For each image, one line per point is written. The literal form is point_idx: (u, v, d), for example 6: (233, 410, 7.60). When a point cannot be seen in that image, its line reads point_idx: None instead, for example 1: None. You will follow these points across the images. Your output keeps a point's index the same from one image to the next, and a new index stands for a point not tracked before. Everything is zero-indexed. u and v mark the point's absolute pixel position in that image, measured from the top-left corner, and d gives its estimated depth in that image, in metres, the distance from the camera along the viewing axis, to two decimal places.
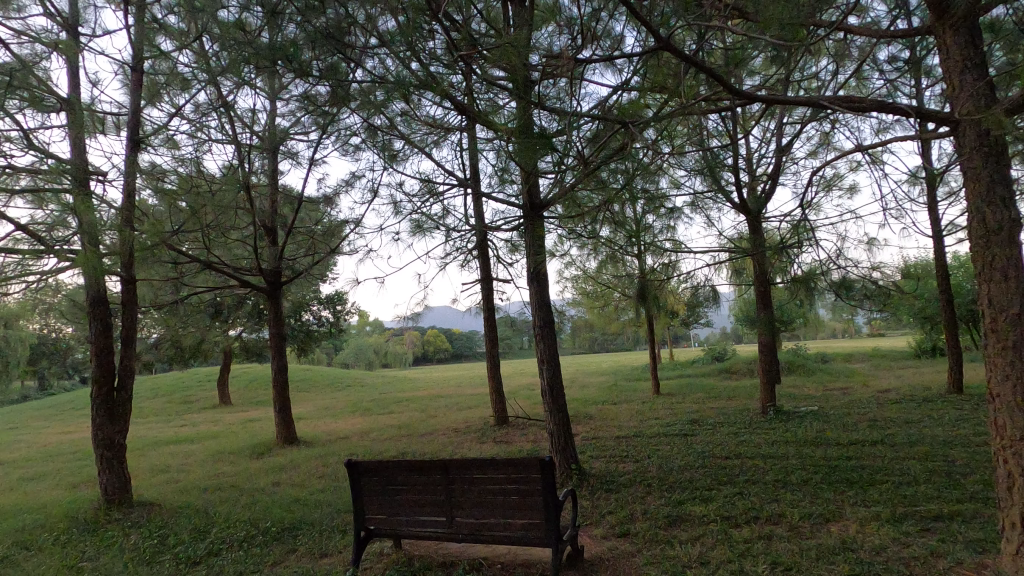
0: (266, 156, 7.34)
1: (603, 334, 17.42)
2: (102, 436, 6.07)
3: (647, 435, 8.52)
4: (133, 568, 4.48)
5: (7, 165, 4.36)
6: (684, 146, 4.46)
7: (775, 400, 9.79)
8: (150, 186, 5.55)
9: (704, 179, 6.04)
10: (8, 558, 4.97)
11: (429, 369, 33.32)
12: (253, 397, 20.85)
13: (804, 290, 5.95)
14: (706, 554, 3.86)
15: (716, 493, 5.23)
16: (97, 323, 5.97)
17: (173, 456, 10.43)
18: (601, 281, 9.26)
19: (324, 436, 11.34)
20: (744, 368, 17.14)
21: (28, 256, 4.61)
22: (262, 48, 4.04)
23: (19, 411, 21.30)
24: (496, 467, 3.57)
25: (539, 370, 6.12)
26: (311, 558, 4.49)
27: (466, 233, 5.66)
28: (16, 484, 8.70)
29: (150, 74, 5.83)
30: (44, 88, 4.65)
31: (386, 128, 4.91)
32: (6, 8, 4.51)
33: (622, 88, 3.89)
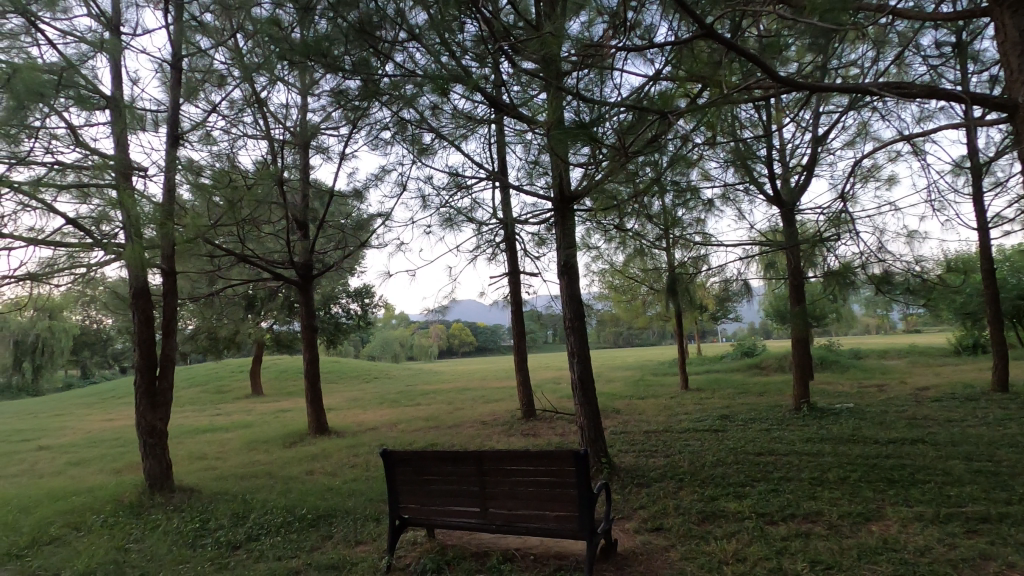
0: (298, 151, 7.45)
1: (629, 327, 17.33)
2: (145, 423, 6.28)
3: (676, 430, 8.42)
4: (177, 551, 4.63)
5: (56, 162, 4.51)
6: (720, 137, 4.38)
7: (809, 396, 9.59)
8: (188, 180, 5.68)
9: (737, 171, 5.90)
10: (60, 538, 5.19)
11: (455, 362, 33.48)
12: (284, 387, 21.35)
13: (839, 284, 5.80)
14: (742, 550, 3.82)
15: (749, 489, 5.17)
16: (140, 313, 6.15)
17: (210, 443, 10.76)
18: (629, 275, 9.17)
19: (354, 427, 11.52)
20: (774, 363, 16.88)
21: (77, 249, 4.80)
22: (295, 43, 4.09)
23: (63, 399, 22.27)
24: (530, 459, 3.58)
25: (568, 363, 6.11)
26: (346, 545, 4.58)
27: (494, 226, 5.74)
28: (63, 468, 9.07)
29: (188, 72, 5.97)
30: (89, 87, 4.82)
31: (416, 122, 4.95)
32: (53, 9, 4.64)
33: (657, 78, 3.84)
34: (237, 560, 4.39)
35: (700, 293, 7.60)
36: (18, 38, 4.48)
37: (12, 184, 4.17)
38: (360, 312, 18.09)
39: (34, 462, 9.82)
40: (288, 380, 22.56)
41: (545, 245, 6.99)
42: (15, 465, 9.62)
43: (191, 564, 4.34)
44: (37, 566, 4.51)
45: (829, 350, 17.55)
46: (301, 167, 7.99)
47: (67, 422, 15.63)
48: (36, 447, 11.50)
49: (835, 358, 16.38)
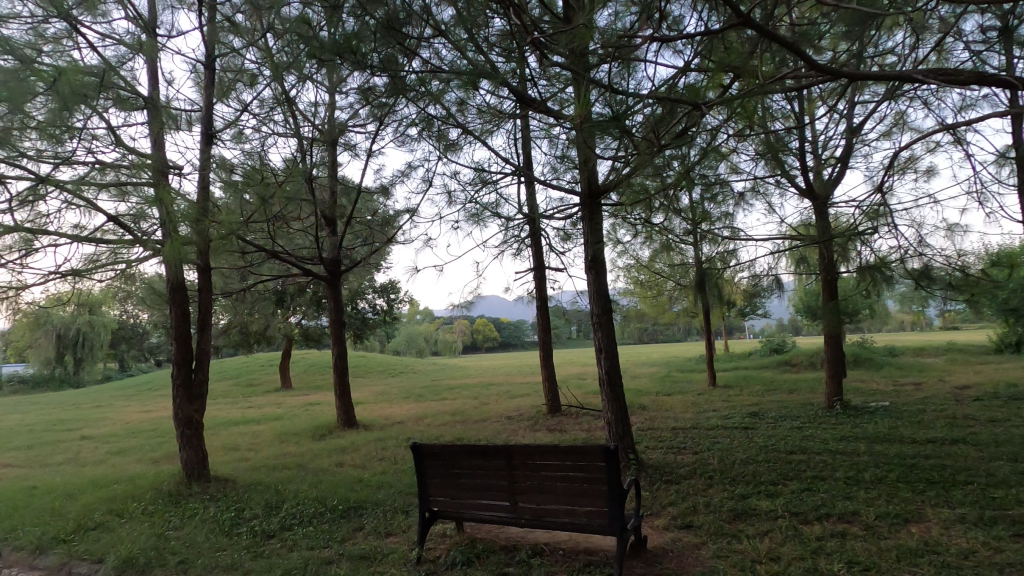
0: (326, 149, 7.56)
1: (654, 323, 17.16)
2: (182, 415, 6.48)
3: (704, 427, 8.31)
4: (214, 539, 4.76)
5: (98, 162, 4.65)
6: (752, 129, 4.28)
7: (842, 393, 9.38)
8: (221, 178, 5.80)
9: (767, 164, 5.76)
10: (104, 524, 5.39)
11: (479, 357, 33.63)
12: (313, 381, 21.76)
13: (873, 279, 5.65)
14: (775, 550, 3.75)
15: (781, 487, 5.07)
16: (176, 308, 6.34)
17: (243, 435, 11.02)
18: (656, 270, 9.07)
19: (380, 421, 11.68)
20: (805, 360, 16.52)
21: (117, 246, 4.96)
22: (324, 42, 4.13)
23: (103, 391, 23.12)
24: (559, 454, 3.57)
25: (595, 359, 6.08)
26: (377, 536, 4.65)
27: (520, 222, 5.75)
28: (105, 457, 9.42)
29: (220, 72, 6.09)
30: (127, 88, 4.96)
31: (442, 118, 4.98)
32: (93, 13, 4.78)
33: (687, 69, 3.78)
34: (271, 549, 4.49)
35: (728, 288, 7.47)
36: (61, 42, 4.63)
37: (58, 183, 4.32)
38: (386, 307, 18.30)
39: (77, 451, 10.22)
40: (316, 373, 22.98)
41: (571, 240, 6.96)
42: (60, 454, 10.02)
43: (227, 552, 4.46)
44: (84, 550, 4.69)
45: (862, 346, 17.09)
46: (329, 165, 8.11)
47: (107, 413, 16.21)
48: (79, 436, 11.96)
49: (868, 355, 15.94)
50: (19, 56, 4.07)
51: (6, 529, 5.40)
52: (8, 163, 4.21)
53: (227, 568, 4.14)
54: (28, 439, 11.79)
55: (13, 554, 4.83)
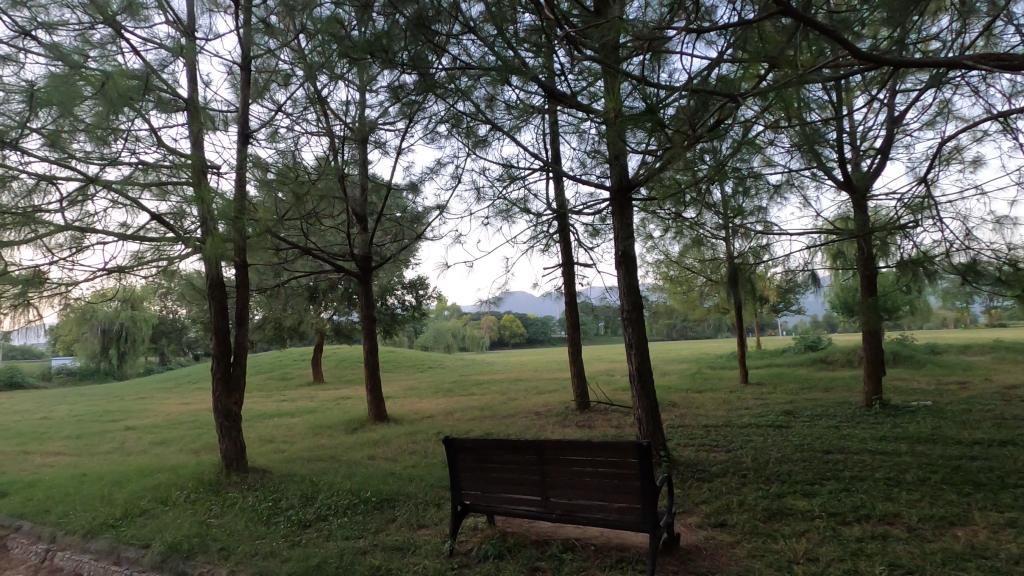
0: (356, 147, 7.66)
1: (684, 320, 16.93)
2: (221, 407, 6.68)
3: (736, 425, 8.17)
4: (254, 528, 4.91)
5: (140, 162, 4.81)
6: (787, 120, 4.18)
7: (881, 392, 9.11)
8: (256, 177, 5.95)
9: (802, 156, 5.61)
10: (150, 511, 5.60)
11: (506, 352, 33.74)
12: (344, 375, 22.15)
13: (914, 274, 5.47)
14: (813, 550, 3.68)
15: (818, 487, 4.96)
16: (215, 303, 6.54)
17: (277, 427, 11.30)
18: (686, 265, 8.94)
19: (411, 415, 11.84)
20: (841, 358, 16.07)
21: (160, 244, 5.13)
22: (356, 41, 4.18)
23: (145, 383, 24.00)
24: (591, 450, 3.56)
25: (626, 355, 6.04)
26: (409, 528, 4.72)
27: (549, 217, 5.76)
28: (149, 447, 9.79)
29: (256, 73, 6.23)
30: (167, 90, 5.12)
31: (472, 115, 5.02)
32: (136, 17, 4.94)
33: (720, 59, 3.70)
34: (307, 538, 4.61)
35: (762, 284, 7.32)
36: (106, 47, 4.81)
37: (106, 183, 4.49)
38: (415, 303, 18.51)
39: (123, 441, 10.65)
40: (347, 368, 23.39)
41: (600, 236, 6.92)
42: (108, 443, 10.47)
43: (266, 540, 4.60)
44: (131, 535, 4.89)
45: (902, 344, 16.56)
46: (360, 163, 8.22)
47: (149, 404, 16.82)
48: (125, 427, 12.47)
49: (909, 353, 15.41)
50: (69, 61, 4.25)
51: (59, 513, 5.68)
52: (59, 165, 4.40)
53: (266, 555, 4.27)
54: (77, 429, 12.34)
55: (67, 538, 5.07)
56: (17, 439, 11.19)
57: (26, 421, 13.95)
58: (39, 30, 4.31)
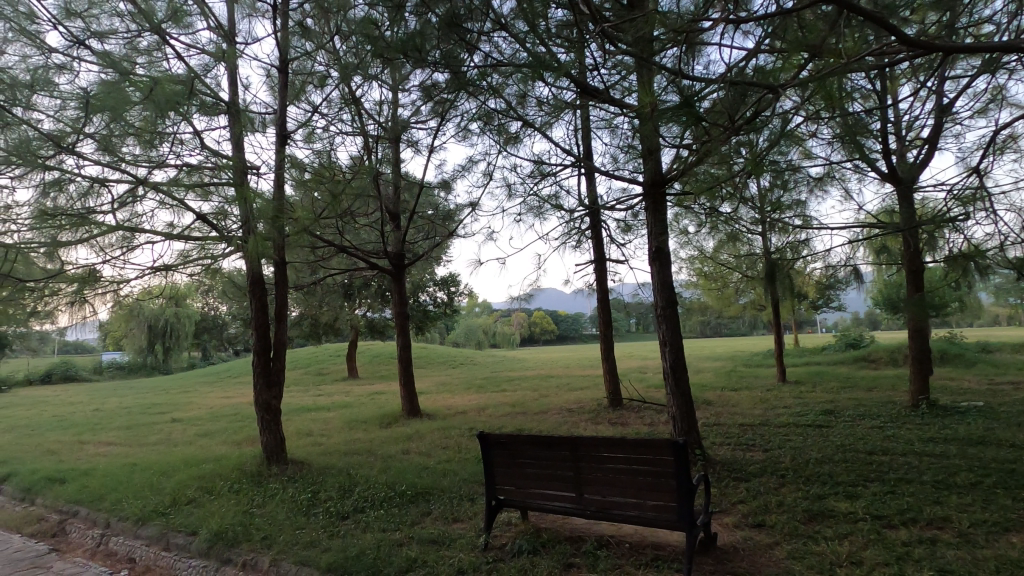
0: (390, 146, 7.77)
1: (718, 316, 16.61)
2: (262, 401, 6.89)
3: (774, 424, 7.98)
4: (294, 518, 5.05)
5: (185, 164, 4.99)
6: (829, 111, 4.05)
7: (928, 392, 8.76)
8: (293, 177, 6.11)
9: (844, 147, 5.43)
10: (196, 500, 5.83)
11: (537, 349, 33.72)
12: (377, 371, 22.52)
13: (963, 269, 5.23)
14: (857, 553, 3.58)
15: (861, 489, 4.81)
16: (255, 300, 6.73)
17: (314, 421, 11.58)
18: (722, 261, 8.76)
19: (443, 410, 11.97)
20: (885, 356, 15.51)
21: (204, 242, 5.33)
22: (389, 41, 4.25)
23: (188, 378, 24.89)
24: (627, 448, 3.54)
25: (660, 352, 5.97)
26: (444, 521, 4.79)
27: (580, 213, 5.74)
28: (194, 438, 10.17)
29: (294, 75, 6.39)
30: (209, 94, 5.30)
31: (503, 112, 5.03)
32: (180, 25, 5.12)
33: (758, 50, 3.60)
34: (346, 529, 4.72)
35: (800, 280, 7.12)
36: (153, 54, 5.00)
37: (154, 185, 4.69)
38: (447, 299, 18.66)
39: (170, 432, 11.10)
40: (381, 364, 23.78)
41: (633, 232, 6.85)
42: (155, 434, 10.92)
43: (307, 530, 4.73)
44: (179, 522, 5.10)
45: (952, 342, 15.83)
46: (393, 161, 8.33)
47: (192, 398, 17.44)
48: (171, 419, 12.99)
49: (958, 351, 14.76)
50: (118, 69, 4.44)
51: (113, 499, 5.96)
52: (110, 168, 4.61)
53: (306, 545, 4.40)
54: (127, 420, 12.91)
55: (121, 523, 5.33)
56: (72, 429, 11.79)
57: (80, 412, 14.68)
58: (92, 39, 4.51)
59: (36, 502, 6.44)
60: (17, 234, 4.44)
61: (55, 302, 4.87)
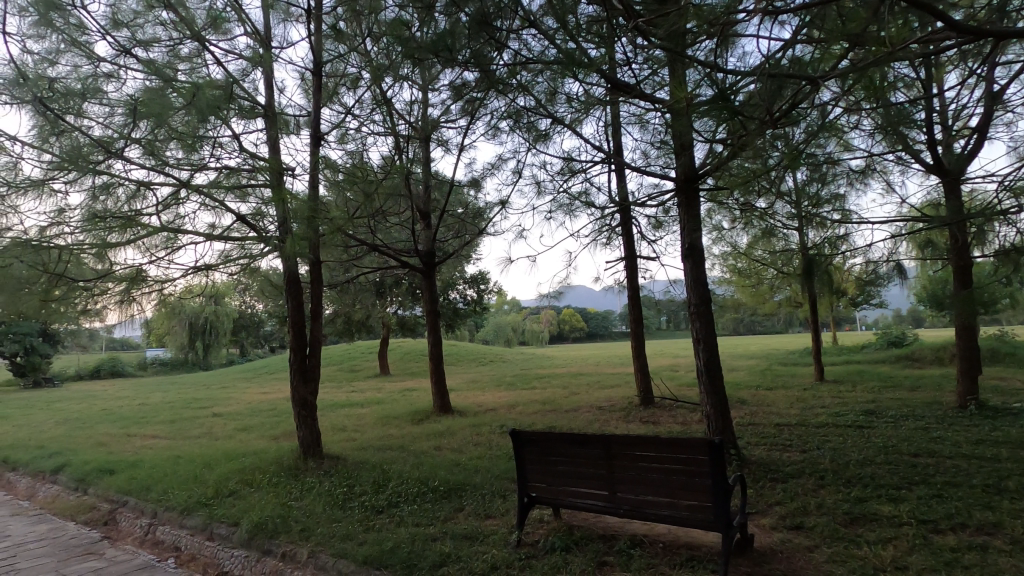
0: (420, 146, 7.85)
1: (753, 313, 16.25)
2: (298, 397, 7.06)
3: (812, 425, 7.78)
4: (331, 511, 5.17)
5: (224, 166, 5.15)
6: (872, 101, 3.92)
7: (977, 392, 8.39)
8: (326, 178, 6.24)
9: (885, 139, 5.25)
10: (237, 492, 6.01)
11: (566, 347, 33.64)
12: (408, 368, 22.80)
13: (1016, 264, 4.99)
14: (902, 558, 3.47)
15: (905, 492, 4.65)
16: (291, 299, 6.89)
17: (348, 417, 11.81)
18: (756, 257, 8.56)
19: (474, 408, 12.04)
20: (931, 355, 14.92)
21: (243, 242, 5.48)
22: (420, 42, 4.29)
23: (227, 374, 25.67)
24: (660, 446, 3.51)
25: (693, 350, 5.89)
26: (477, 517, 4.83)
27: (611, 210, 5.70)
28: (234, 432, 10.50)
29: (327, 78, 6.51)
30: (247, 98, 5.46)
31: (533, 109, 5.03)
32: (219, 31, 5.28)
33: (795, 40, 3.49)
34: (381, 523, 4.81)
35: (838, 276, 6.91)
36: (194, 60, 5.17)
37: (196, 188, 4.85)
38: (476, 297, 18.76)
39: (211, 426, 11.48)
40: (412, 362, 24.07)
41: (664, 228, 6.76)
42: (198, 428, 11.32)
43: (343, 523, 4.84)
44: (222, 513, 5.27)
45: (1003, 340, 15.11)
46: (423, 160, 8.41)
47: (232, 394, 17.98)
48: (211, 413, 13.44)
49: (1010, 350, 14.09)
50: (162, 76, 4.62)
51: (160, 490, 6.21)
52: (156, 172, 4.79)
53: (343, 537, 4.50)
54: (171, 415, 13.41)
55: (167, 513, 5.55)
56: (120, 422, 12.32)
57: (127, 406, 15.31)
58: (137, 48, 4.70)
59: (89, 491, 6.75)
60: (71, 236, 4.67)
61: (105, 301, 5.12)
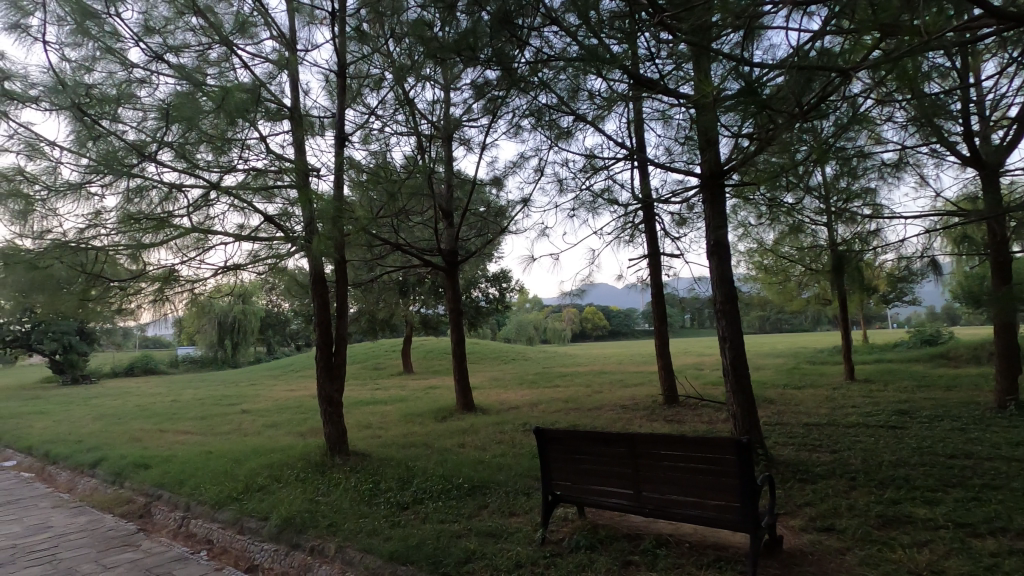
0: (442, 145, 7.90)
1: (780, 311, 15.94)
2: (324, 395, 7.18)
3: (842, 425, 7.60)
4: (357, 507, 5.24)
5: (252, 168, 5.26)
6: (905, 92, 3.80)
7: (1017, 392, 8.09)
8: (350, 178, 6.32)
9: (919, 131, 5.09)
10: (266, 487, 6.14)
11: (589, 345, 33.47)
12: (431, 366, 22.97)
13: None
14: (938, 563, 3.37)
15: (942, 495, 4.52)
16: (318, 297, 7.00)
17: (373, 414, 11.96)
18: (784, 254, 8.39)
19: (497, 406, 12.08)
20: (967, 354, 14.45)
21: (270, 242, 5.59)
22: (441, 42, 4.30)
23: (255, 371, 26.20)
24: (686, 445, 3.48)
25: (719, 348, 5.81)
26: (502, 515, 4.85)
27: (634, 207, 5.65)
28: (262, 429, 10.72)
29: (351, 79, 6.58)
30: (274, 100, 5.57)
31: (555, 107, 5.02)
32: (246, 35, 5.39)
33: (825, 30, 3.40)
34: (406, 519, 4.87)
35: (869, 272, 6.73)
36: (222, 64, 5.29)
37: (226, 189, 4.96)
38: (498, 295, 18.80)
39: (240, 422, 11.74)
40: (435, 360, 24.23)
41: (688, 225, 6.69)
42: (227, 424, 11.58)
43: (369, 518, 4.91)
44: (252, 507, 5.39)
45: None
46: (445, 159, 8.45)
47: (259, 391, 18.35)
48: (240, 410, 13.75)
49: None
50: (192, 80, 4.74)
51: (192, 484, 6.37)
52: (187, 174, 4.91)
53: (370, 532, 4.57)
54: (202, 411, 13.76)
55: (200, 507, 5.70)
56: (153, 418, 12.68)
57: (160, 403, 15.74)
58: (168, 53, 4.82)
59: (125, 484, 6.97)
60: (107, 237, 4.82)
61: (140, 300, 5.28)
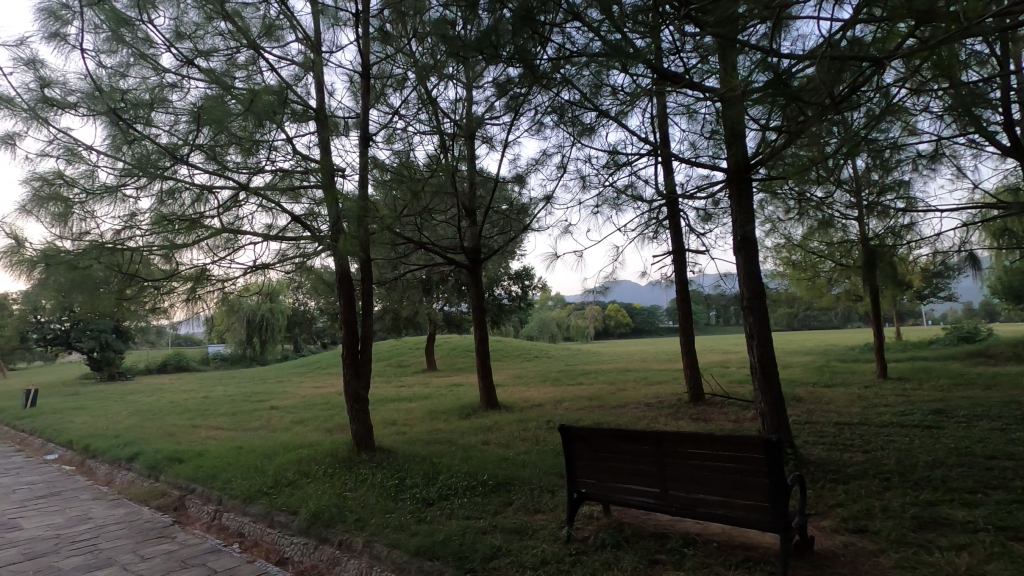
0: (465, 143, 7.92)
1: (809, 307, 15.57)
2: (351, 392, 7.28)
3: (875, 424, 7.41)
4: (383, 502, 5.31)
5: (279, 169, 5.35)
6: (940, 80, 3.68)
7: None
8: (374, 178, 6.39)
9: (956, 121, 4.92)
10: (295, 481, 6.27)
11: (612, 343, 33.23)
12: (454, 363, 23.08)
13: None
14: (978, 567, 3.27)
15: (981, 497, 4.37)
16: (343, 296, 7.10)
17: (398, 411, 12.08)
18: (813, 249, 8.20)
19: (520, 403, 12.08)
20: (1007, 352, 13.92)
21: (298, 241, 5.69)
22: (464, 40, 4.31)
23: (283, 368, 26.68)
24: (714, 443, 3.43)
25: (746, 345, 5.71)
26: (527, 512, 4.86)
27: (658, 203, 5.59)
28: (290, 425, 10.92)
29: (375, 79, 6.65)
30: (299, 102, 5.66)
31: (578, 103, 5.00)
32: (273, 38, 5.48)
33: (856, 19, 3.31)
34: (432, 514, 4.92)
35: (903, 267, 6.53)
36: (250, 68, 5.40)
37: (254, 190, 5.07)
38: (521, 293, 18.78)
39: (269, 419, 11.98)
40: (458, 357, 24.35)
41: (714, 220, 6.59)
42: (257, 420, 11.81)
43: (395, 514, 4.97)
44: (281, 502, 5.51)
45: None
46: (468, 157, 8.47)
47: (287, 388, 18.68)
48: (269, 406, 14.01)
49: None
50: (221, 83, 4.85)
51: (224, 479, 6.54)
52: (217, 176, 5.03)
53: (396, 528, 4.63)
54: (233, 407, 14.08)
55: (231, 501, 5.84)
56: (186, 414, 13.01)
57: (193, 399, 16.14)
58: (199, 58, 4.94)
59: (161, 478, 7.18)
60: (141, 238, 4.96)
61: (172, 299, 5.42)
